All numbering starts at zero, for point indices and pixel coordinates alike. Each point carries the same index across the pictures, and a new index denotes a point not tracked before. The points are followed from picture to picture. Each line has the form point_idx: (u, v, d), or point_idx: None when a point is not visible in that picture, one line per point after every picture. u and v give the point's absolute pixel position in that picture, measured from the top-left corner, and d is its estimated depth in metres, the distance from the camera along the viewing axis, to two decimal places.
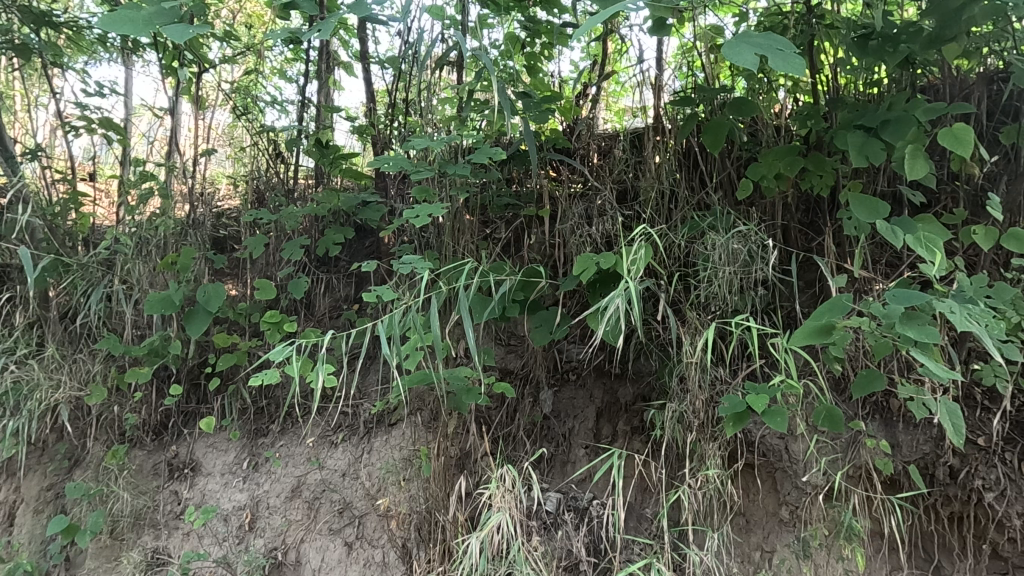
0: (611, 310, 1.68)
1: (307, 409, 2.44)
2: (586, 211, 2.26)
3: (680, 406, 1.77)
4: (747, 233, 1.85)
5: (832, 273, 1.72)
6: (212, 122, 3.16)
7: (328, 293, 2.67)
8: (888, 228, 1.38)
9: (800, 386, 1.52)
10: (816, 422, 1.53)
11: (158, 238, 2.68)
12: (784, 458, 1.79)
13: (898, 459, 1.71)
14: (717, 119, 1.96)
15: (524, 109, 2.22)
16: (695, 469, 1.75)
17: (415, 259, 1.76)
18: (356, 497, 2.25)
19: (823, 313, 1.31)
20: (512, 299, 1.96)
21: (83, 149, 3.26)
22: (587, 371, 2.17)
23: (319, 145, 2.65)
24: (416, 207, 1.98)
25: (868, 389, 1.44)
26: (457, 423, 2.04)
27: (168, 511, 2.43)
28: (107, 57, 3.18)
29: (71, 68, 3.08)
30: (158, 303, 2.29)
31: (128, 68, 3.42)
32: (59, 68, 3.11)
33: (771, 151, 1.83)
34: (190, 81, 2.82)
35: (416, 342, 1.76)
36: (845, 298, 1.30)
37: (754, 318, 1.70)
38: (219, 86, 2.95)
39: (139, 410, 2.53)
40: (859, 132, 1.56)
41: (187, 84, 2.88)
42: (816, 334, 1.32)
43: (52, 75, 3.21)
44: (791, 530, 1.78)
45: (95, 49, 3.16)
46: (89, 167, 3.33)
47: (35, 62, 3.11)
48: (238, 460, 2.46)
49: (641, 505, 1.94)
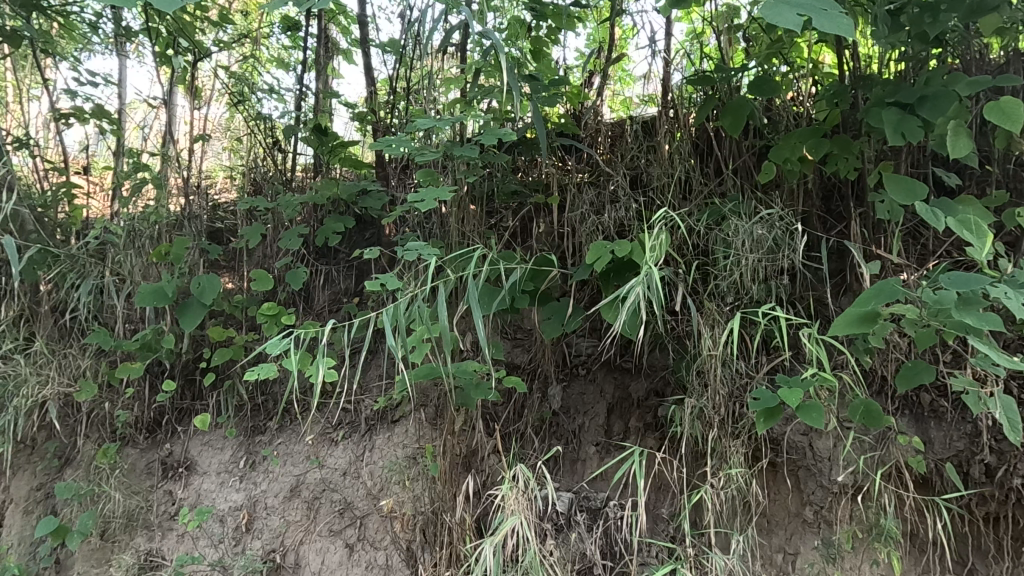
0: (631, 298, 1.59)
1: (307, 406, 2.35)
2: (596, 199, 2.16)
3: (700, 401, 1.68)
4: (772, 218, 1.76)
5: (863, 260, 1.63)
6: (207, 115, 3.07)
7: (327, 285, 2.58)
8: (928, 210, 1.30)
9: (834, 379, 1.43)
10: (851, 417, 1.44)
11: (152, 230, 2.58)
12: (807, 455, 1.70)
13: (930, 457, 1.62)
14: (737, 100, 1.88)
15: (531, 92, 2.13)
16: (717, 468, 1.66)
17: (422, 246, 1.68)
18: (358, 497, 2.16)
19: (870, 298, 1.19)
20: (522, 289, 1.87)
21: (77, 143, 3.21)
22: (597, 365, 2.07)
23: (319, 133, 2.57)
24: (421, 191, 1.88)
25: (914, 381, 1.37)
26: (463, 420, 1.93)
27: (162, 512, 2.34)
28: (101, 47, 3.10)
29: (63, 57, 2.99)
30: (151, 295, 2.20)
31: (122, 59, 3.35)
32: (51, 59, 3.04)
33: (794, 132, 1.74)
34: (184, 68, 2.75)
35: (422, 334, 1.66)
36: (894, 284, 1.19)
37: (780, 307, 1.61)
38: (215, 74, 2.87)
39: (131, 407, 2.44)
40: (894, 109, 1.45)
41: (181, 72, 2.80)
42: (860, 322, 1.21)
43: (44, 64, 3.12)
44: (815, 531, 1.69)
45: (88, 38, 3.07)
46: (82, 161, 3.27)
47: (26, 52, 3.05)
48: (234, 459, 2.37)
49: (656, 505, 1.86)
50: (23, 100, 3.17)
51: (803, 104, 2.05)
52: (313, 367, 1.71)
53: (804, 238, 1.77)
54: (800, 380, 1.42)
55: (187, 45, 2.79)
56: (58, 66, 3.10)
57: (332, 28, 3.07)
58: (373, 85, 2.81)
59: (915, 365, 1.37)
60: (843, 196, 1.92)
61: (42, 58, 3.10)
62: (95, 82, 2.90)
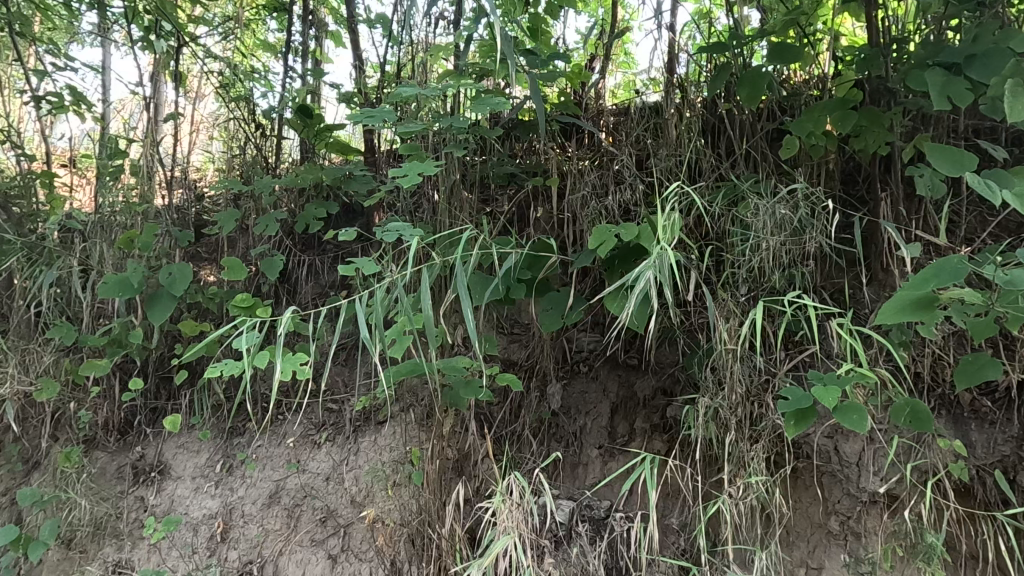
0: (640, 284, 1.42)
1: (287, 405, 2.19)
2: (599, 181, 2.00)
3: (715, 400, 1.52)
4: (795, 198, 1.59)
5: (901, 242, 1.46)
6: (199, 111, 2.90)
7: (311, 277, 2.41)
8: (983, 182, 1.13)
9: (873, 375, 1.26)
10: (895, 420, 1.27)
11: (123, 219, 2.47)
12: (833, 460, 1.54)
13: (972, 463, 1.46)
14: (754, 69, 1.71)
15: (528, 66, 1.95)
16: (735, 475, 1.50)
17: (404, 227, 1.52)
18: (341, 504, 2.00)
19: (929, 278, 1.00)
20: (518, 278, 1.70)
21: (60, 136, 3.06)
22: (600, 362, 1.91)
23: (303, 115, 2.40)
24: (402, 167, 1.72)
25: (977, 377, 1.22)
26: (453, 421, 1.77)
27: (132, 520, 2.17)
28: (86, 35, 2.96)
29: (45, 43, 2.83)
30: (115, 286, 2.03)
31: (110, 50, 3.22)
32: (33, 48, 2.91)
33: (819, 102, 1.57)
34: (165, 53, 2.60)
35: (403, 325, 1.50)
36: (959, 259, 0.99)
37: (807, 296, 1.44)
38: (200, 59, 2.72)
39: (98, 408, 2.27)
40: (939, 70, 1.29)
41: (164, 57, 2.66)
42: (914, 309, 1.05)
43: (27, 53, 2.98)
44: (842, 544, 1.53)
45: (72, 26, 2.94)
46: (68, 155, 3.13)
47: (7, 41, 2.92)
48: (210, 463, 2.20)
49: (665, 515, 1.69)
50: (9, 91, 3.03)
51: (825, 78, 1.89)
52: (263, 355, 1.59)
53: (829, 220, 1.61)
54: (837, 377, 1.24)
55: (170, 29, 2.64)
56: (41, 55, 2.95)
57: (320, 9, 2.90)
58: (361, 67, 2.64)
59: (978, 359, 1.23)
60: (867, 177, 1.76)
61: (24, 46, 2.95)
62: (73, 67, 2.76)
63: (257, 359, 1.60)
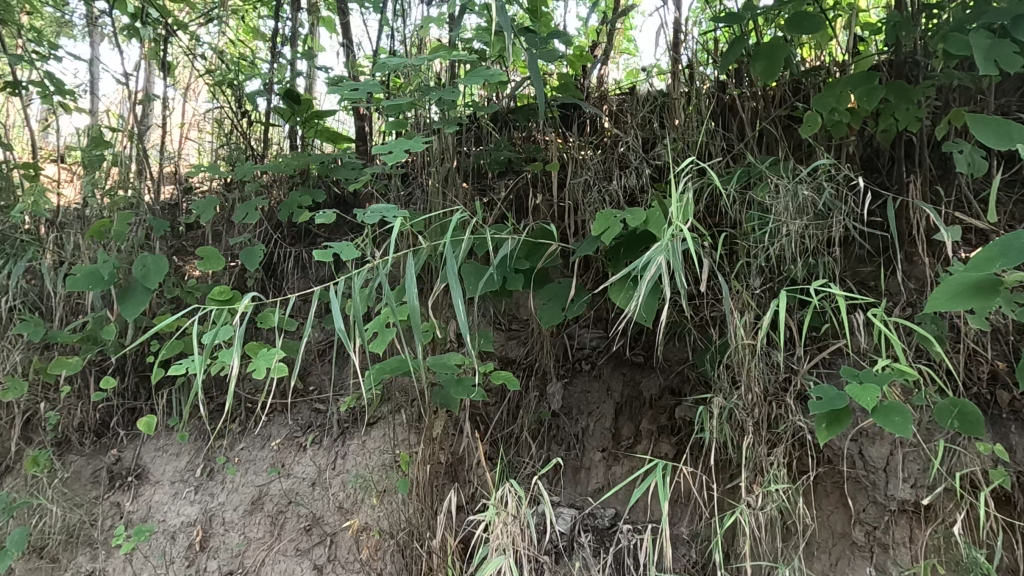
0: (650, 271, 1.29)
1: (272, 405, 2.07)
2: (603, 166, 1.88)
3: (729, 401, 1.39)
4: (815, 181, 1.46)
5: (940, 226, 1.33)
6: (192, 105, 2.70)
7: (298, 270, 2.28)
8: None
9: (914, 373, 1.14)
10: (940, 422, 1.14)
11: (101, 210, 2.34)
12: (858, 466, 1.41)
13: (1012, 468, 1.34)
14: (771, 41, 1.57)
15: (527, 43, 1.80)
16: (752, 482, 1.37)
17: (388, 208, 1.39)
18: (327, 511, 1.87)
19: (994, 259, 0.87)
20: (515, 268, 1.57)
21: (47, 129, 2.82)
22: (603, 360, 1.78)
23: (290, 99, 2.25)
24: (388, 142, 1.59)
25: None
26: (446, 423, 1.65)
27: (107, 528, 2.04)
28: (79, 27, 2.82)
29: (31, 32, 2.70)
30: (84, 279, 1.88)
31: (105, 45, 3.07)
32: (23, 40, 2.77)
33: (842, 77, 1.44)
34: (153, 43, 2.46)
35: (387, 318, 1.37)
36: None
37: (833, 285, 1.32)
38: (191, 52, 2.56)
39: (71, 408, 2.13)
40: (984, 32, 1.18)
41: (151, 45, 2.51)
42: (973, 295, 0.92)
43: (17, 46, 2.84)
44: (867, 556, 1.41)
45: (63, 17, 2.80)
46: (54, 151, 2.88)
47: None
48: (191, 467, 2.06)
49: (675, 523, 1.57)
50: None
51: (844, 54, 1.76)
52: (231, 351, 1.48)
53: (851, 206, 1.48)
54: (874, 374, 1.12)
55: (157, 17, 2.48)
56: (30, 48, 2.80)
57: None
58: (353, 52, 2.50)
59: None
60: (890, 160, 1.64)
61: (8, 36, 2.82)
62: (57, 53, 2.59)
63: (224, 355, 1.49)
